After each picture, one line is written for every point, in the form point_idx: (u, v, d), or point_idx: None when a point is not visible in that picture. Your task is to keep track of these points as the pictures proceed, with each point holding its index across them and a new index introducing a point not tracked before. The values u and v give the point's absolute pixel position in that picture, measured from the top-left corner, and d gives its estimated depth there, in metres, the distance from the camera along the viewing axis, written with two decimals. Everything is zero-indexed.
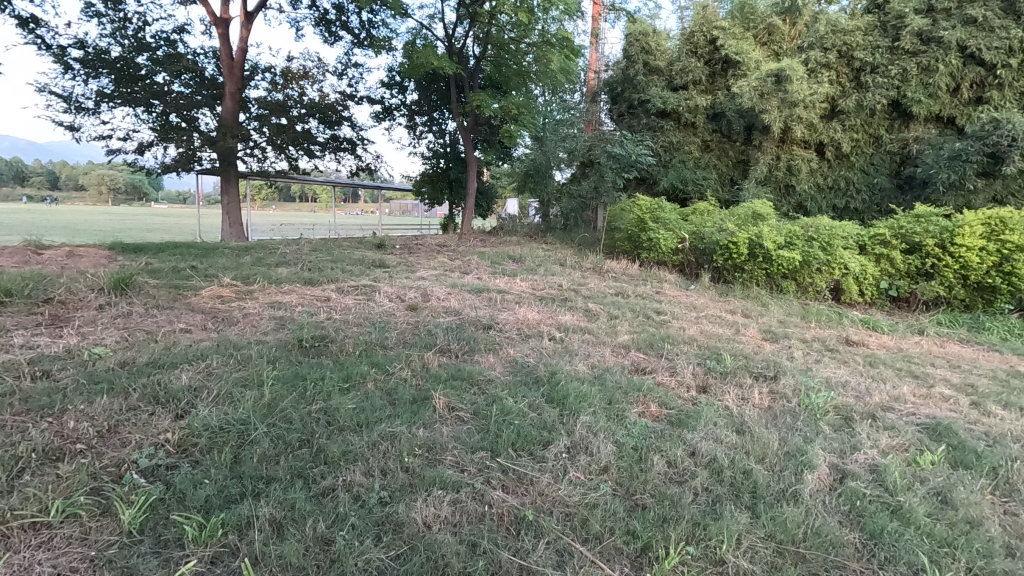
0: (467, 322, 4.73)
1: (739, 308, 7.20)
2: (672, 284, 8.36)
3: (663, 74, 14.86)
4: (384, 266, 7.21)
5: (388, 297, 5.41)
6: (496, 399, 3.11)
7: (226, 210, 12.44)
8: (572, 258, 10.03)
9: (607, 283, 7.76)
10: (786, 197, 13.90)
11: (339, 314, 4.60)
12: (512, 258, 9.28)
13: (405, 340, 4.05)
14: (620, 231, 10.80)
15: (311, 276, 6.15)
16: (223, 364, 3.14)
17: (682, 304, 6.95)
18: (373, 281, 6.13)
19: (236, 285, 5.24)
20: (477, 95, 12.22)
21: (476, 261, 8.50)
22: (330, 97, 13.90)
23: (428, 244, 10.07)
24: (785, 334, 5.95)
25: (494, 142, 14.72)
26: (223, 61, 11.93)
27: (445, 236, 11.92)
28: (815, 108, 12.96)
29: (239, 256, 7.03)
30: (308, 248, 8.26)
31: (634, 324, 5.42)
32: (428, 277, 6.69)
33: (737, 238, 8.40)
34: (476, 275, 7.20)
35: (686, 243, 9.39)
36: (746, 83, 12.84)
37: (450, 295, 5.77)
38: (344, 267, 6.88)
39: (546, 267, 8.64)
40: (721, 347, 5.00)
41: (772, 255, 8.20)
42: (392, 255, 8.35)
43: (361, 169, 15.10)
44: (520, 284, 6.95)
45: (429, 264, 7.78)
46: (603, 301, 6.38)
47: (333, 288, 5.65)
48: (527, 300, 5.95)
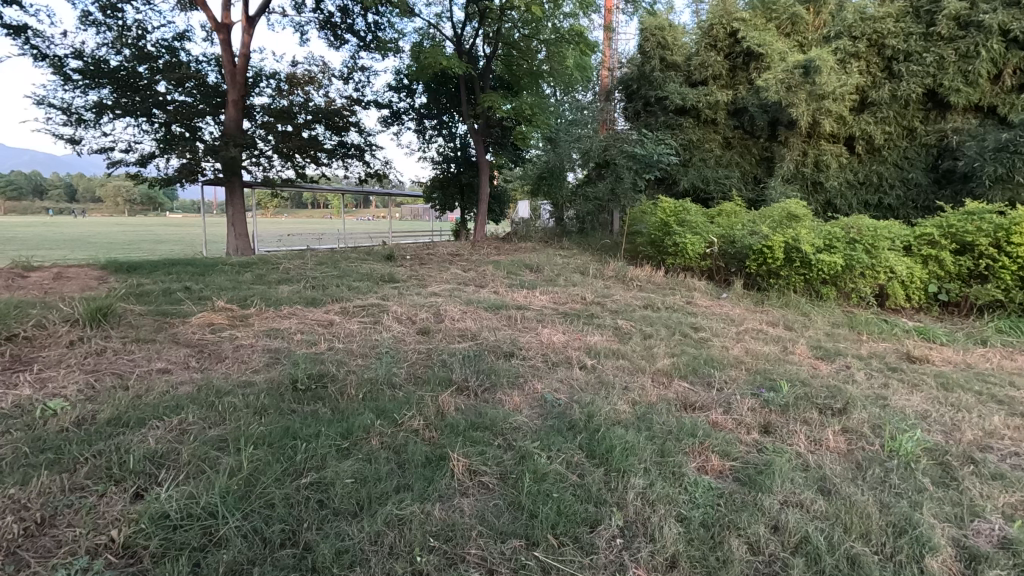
0: (485, 348, 4.20)
1: (780, 319, 6.59)
2: (703, 293, 7.77)
3: (681, 70, 14.24)
4: (393, 281, 6.72)
5: (397, 320, 4.90)
6: (526, 457, 2.57)
7: (232, 221, 12.04)
8: (592, 265, 9.48)
9: (634, 294, 7.19)
10: (814, 195, 13.21)
11: (342, 343, 4.09)
12: (529, 267, 8.75)
13: (416, 375, 3.52)
14: (643, 235, 10.22)
15: (314, 295, 5.67)
16: (202, 418, 2.64)
17: (718, 317, 6.36)
18: (382, 300, 5.63)
19: (230, 310, 4.76)
20: (488, 95, 11.68)
21: (491, 272, 7.98)
22: (336, 102, 13.47)
23: (440, 253, 9.58)
24: (837, 351, 5.34)
25: (506, 145, 14.17)
26: (226, 67, 11.52)
27: (458, 243, 11.43)
28: (845, 101, 12.28)
29: (239, 273, 6.58)
30: (314, 262, 7.80)
31: (672, 344, 4.86)
32: (440, 293, 6.18)
33: (772, 242, 7.77)
34: (493, 289, 6.68)
35: (714, 248, 8.77)
36: (771, 76, 12.16)
37: (465, 314, 5.26)
38: (350, 283, 6.39)
39: (566, 276, 8.10)
40: (773, 370, 4.42)
41: (810, 259, 7.57)
42: (403, 267, 7.86)
43: (369, 176, 14.67)
44: (540, 298, 6.41)
45: (441, 277, 7.28)
46: (632, 316, 5.81)
47: (337, 310, 5.15)
48: (549, 318, 5.41)
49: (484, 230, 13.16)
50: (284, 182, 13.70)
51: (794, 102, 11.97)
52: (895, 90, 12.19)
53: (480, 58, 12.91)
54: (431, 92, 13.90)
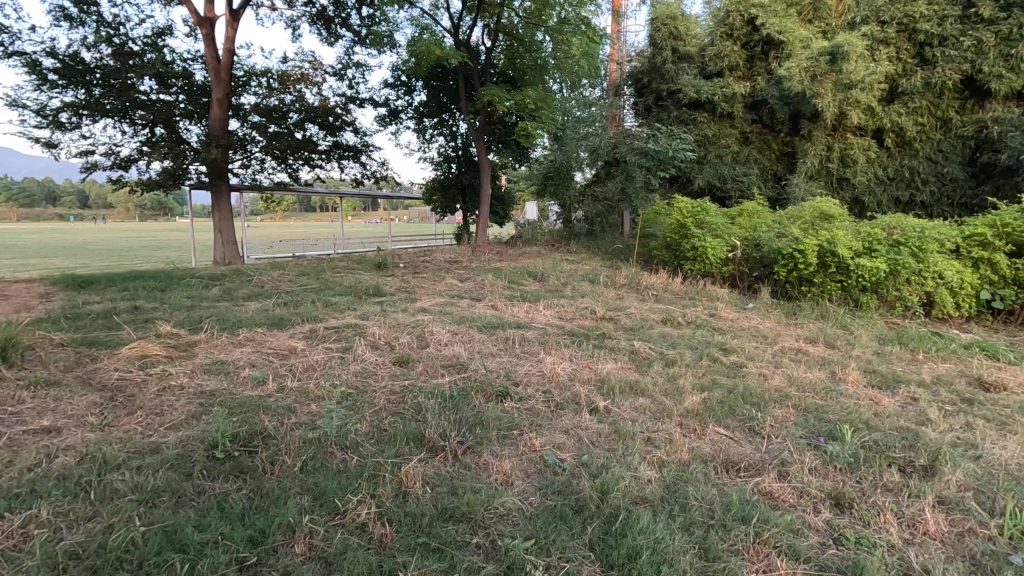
0: (472, 385, 3.41)
1: (819, 334, 5.76)
2: (727, 304, 6.95)
3: (694, 61, 13.40)
4: (378, 295, 5.98)
5: (373, 348, 4.13)
6: (514, 572, 1.80)
7: (218, 227, 11.35)
8: (603, 272, 8.68)
9: (651, 306, 6.39)
10: (840, 193, 12.31)
11: (297, 381, 3.33)
12: (534, 275, 7.96)
13: (381, 429, 2.76)
14: (657, 237, 9.42)
15: (283, 314, 4.94)
16: (54, 519, 1.87)
17: (749, 334, 5.53)
18: (360, 319, 4.88)
19: (174, 337, 4.02)
20: (488, 89, 10.89)
21: (491, 282, 7.21)
22: (330, 101, 12.78)
23: (437, 261, 8.83)
24: (895, 376, 4.51)
25: (510, 143, 13.40)
26: (209, 64, 10.86)
27: (458, 249, 10.67)
28: (874, 90, 11.39)
29: (206, 289, 5.86)
30: (295, 274, 7.08)
31: (700, 373, 4.05)
32: (430, 309, 5.43)
33: (804, 245, 6.91)
34: (491, 303, 5.91)
35: (738, 253, 7.92)
36: (794, 65, 11.26)
37: (455, 337, 4.48)
38: (330, 298, 5.65)
39: (574, 285, 7.31)
40: (828, 408, 3.60)
41: (849, 264, 6.72)
42: (393, 278, 7.11)
43: (367, 178, 13.97)
44: (545, 313, 5.61)
45: (433, 289, 6.52)
46: (649, 335, 5.01)
47: (303, 334, 4.39)
48: (553, 340, 4.62)
49: (487, 233, 12.37)
50: (277, 185, 13.04)
51: (820, 92, 11.08)
52: (928, 77, 11.28)
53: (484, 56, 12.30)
54: (431, 89, 13.20)
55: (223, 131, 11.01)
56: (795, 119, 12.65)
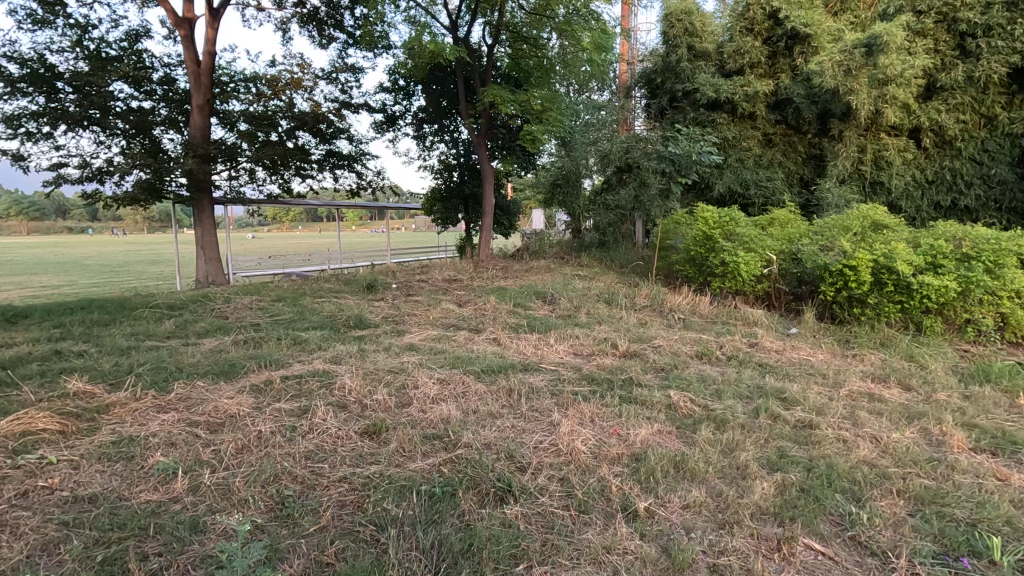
0: (462, 474, 2.49)
1: (886, 370, 4.81)
2: (767, 330, 5.99)
3: (712, 59, 12.50)
4: (360, 328, 5.09)
5: (339, 411, 3.21)
6: None
7: (201, 243, 10.54)
8: (620, 290, 7.75)
9: (681, 336, 5.45)
10: (874, 198, 11.33)
11: (222, 472, 2.43)
12: (542, 297, 7.04)
13: (321, 571, 1.86)
14: (679, 250, 8.48)
15: (237, 358, 4.04)
16: None
17: (804, 373, 4.56)
18: (331, 364, 3.98)
19: (83, 399, 3.14)
20: (491, 89, 10.00)
21: (494, 306, 6.30)
22: (323, 107, 12.00)
23: (436, 280, 7.95)
24: (1006, 433, 3.53)
25: (515, 149, 12.52)
26: (189, 67, 10.09)
27: (460, 264, 9.79)
28: (911, 85, 10.43)
29: (158, 322, 5.01)
30: (270, 300, 6.20)
31: (762, 440, 3.11)
32: (419, 346, 4.53)
33: (856, 261, 5.94)
34: (492, 336, 4.99)
35: (774, 268, 6.98)
36: (825, 59, 10.32)
37: (446, 389, 3.57)
38: (301, 334, 4.76)
39: (589, 309, 6.40)
40: (948, 497, 2.63)
41: (910, 282, 5.74)
42: (382, 304, 6.21)
43: (363, 188, 13.15)
44: (557, 350, 4.68)
45: (427, 318, 5.61)
46: (686, 380, 4.06)
47: (252, 390, 3.49)
48: (569, 391, 3.69)
49: (490, 246, 11.48)
50: (267, 198, 12.22)
51: (853, 89, 10.12)
52: (971, 71, 10.29)
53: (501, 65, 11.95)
54: (430, 93, 12.41)
55: (204, 139, 10.20)
56: (823, 118, 11.69)
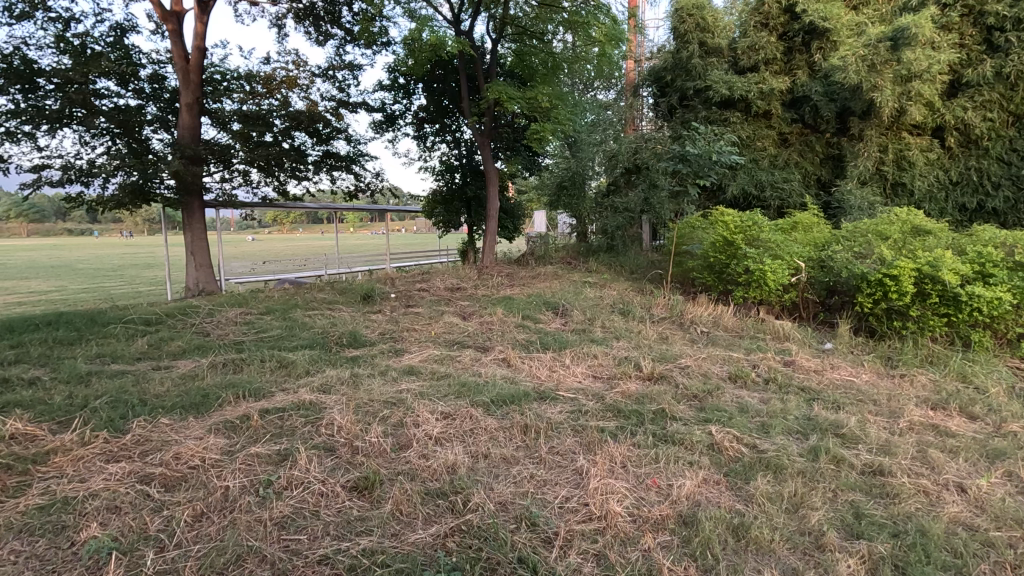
0: (473, 553, 1.99)
1: (943, 394, 4.30)
2: (800, 346, 5.47)
3: (724, 56, 12.00)
4: (354, 348, 4.58)
5: (324, 457, 2.71)
6: None
7: (191, 248, 10.03)
8: (635, 300, 7.23)
9: (708, 354, 4.94)
10: (896, 199, 10.82)
11: (168, 555, 1.92)
12: (552, 307, 6.54)
13: None
14: (696, 257, 7.96)
15: (211, 388, 3.52)
16: None
17: (853, 400, 4.04)
18: (319, 394, 3.48)
19: (17, 445, 2.62)
20: (495, 85, 9.43)
21: (501, 319, 5.79)
22: (319, 106, 11.49)
23: (439, 289, 7.43)
24: None
25: (520, 149, 12.01)
26: (178, 63, 9.58)
27: (462, 270, 9.28)
28: (937, 81, 9.92)
29: (129, 341, 4.50)
30: (257, 313, 5.71)
31: (831, 495, 2.59)
32: (420, 371, 4.02)
33: (898, 270, 5.40)
34: (501, 355, 4.48)
35: (803, 277, 6.45)
36: (847, 53, 9.79)
37: (450, 429, 3.06)
38: (287, 354, 4.25)
39: (604, 322, 5.89)
40: None
41: (959, 292, 5.21)
42: (379, 317, 5.71)
43: (361, 191, 12.64)
44: (575, 374, 4.17)
45: (428, 334, 5.10)
46: (725, 410, 3.55)
47: (226, 431, 2.97)
48: (594, 427, 3.18)
49: (494, 252, 10.97)
50: (261, 201, 11.71)
51: (878, 85, 9.57)
52: (1000, 66, 9.80)
53: (505, 62, 11.49)
54: (432, 92, 11.94)
55: (194, 139, 9.69)
56: (842, 117, 11.19)
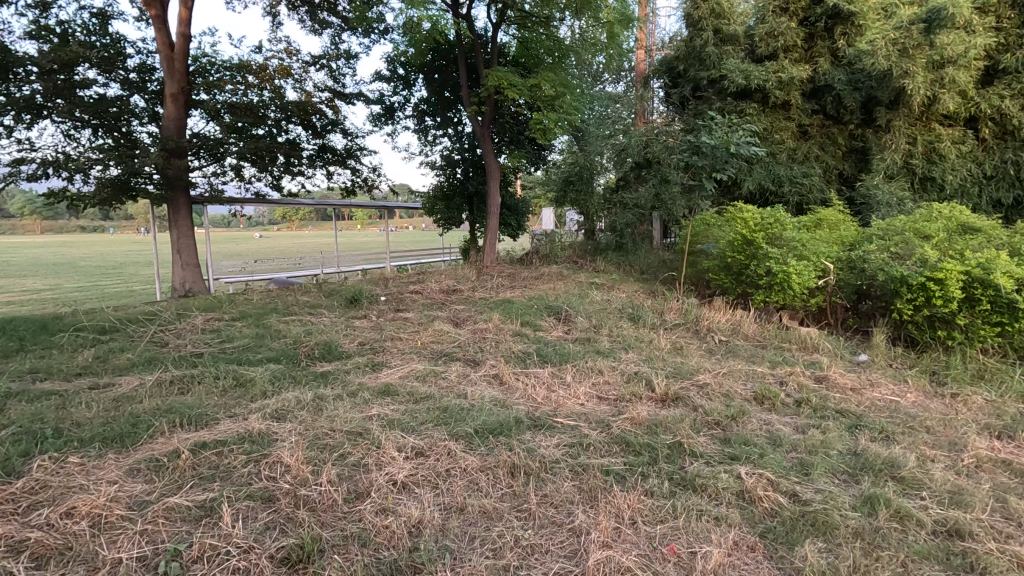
0: None
1: (1007, 419, 3.68)
2: (832, 358, 4.86)
3: (741, 44, 11.33)
4: (328, 362, 4.04)
5: (257, 513, 2.17)
6: None
7: (177, 246, 9.55)
8: (645, 304, 6.64)
9: (729, 369, 4.35)
10: (925, 195, 10.13)
11: None
12: (554, 312, 5.96)
13: None
14: (712, 256, 7.35)
15: (144, 414, 2.99)
16: None
17: (903, 427, 3.45)
18: (271, 423, 2.94)
19: None
20: (496, 72, 8.80)
21: (497, 327, 5.22)
22: (314, 97, 10.96)
23: (433, 292, 6.87)
24: None
25: (524, 142, 11.42)
26: (162, 52, 9.09)
27: (461, 270, 8.72)
28: (972, 67, 9.21)
29: (72, 353, 3.99)
30: (228, 319, 5.18)
31: (902, 570, 2.01)
32: (396, 391, 3.47)
33: (944, 272, 4.77)
34: (493, 372, 3.91)
35: (831, 279, 5.86)
36: (876, 36, 9.09)
37: (421, 470, 2.52)
38: (246, 369, 3.72)
39: (612, 330, 5.31)
40: None
41: (1016, 298, 4.58)
42: (362, 324, 5.16)
43: (358, 186, 12.12)
44: (576, 396, 3.59)
45: (413, 345, 4.55)
46: (755, 444, 2.96)
47: (146, 473, 2.45)
48: (597, 468, 2.63)
49: (495, 250, 10.42)
50: (253, 197, 11.24)
51: (910, 71, 8.86)
52: None
53: (509, 50, 10.90)
54: (432, 82, 11.39)
55: (179, 131, 9.21)
56: (867, 107, 10.49)
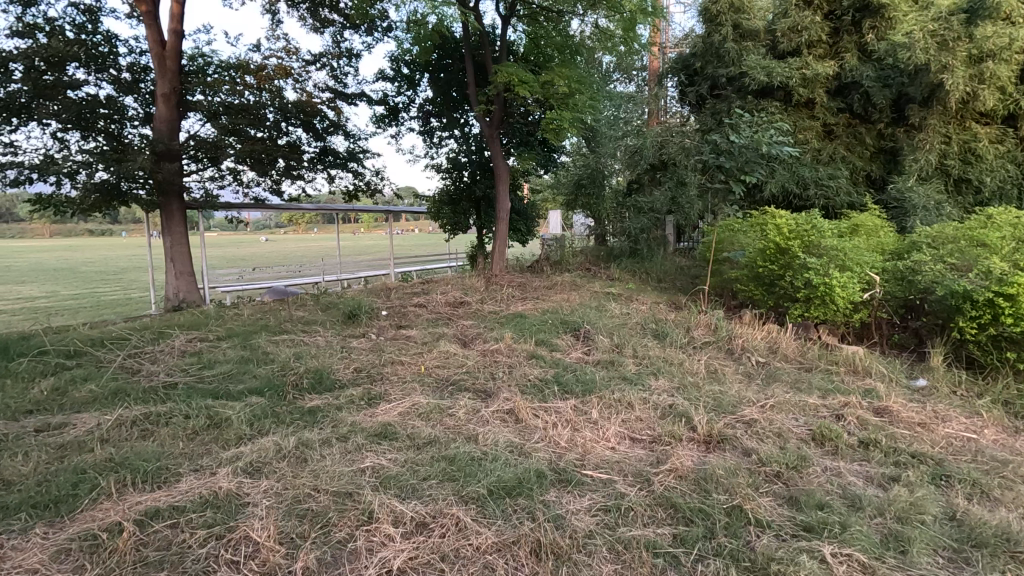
0: None
1: None
2: (888, 384, 4.31)
3: (762, 40, 10.78)
4: (316, 394, 3.53)
5: None
6: None
7: (170, 254, 9.09)
8: (670, 319, 6.08)
9: (776, 400, 3.81)
10: (960, 197, 9.55)
11: None
12: (571, 329, 5.43)
13: None
14: (740, 265, 6.80)
15: (89, 468, 2.48)
16: None
17: (995, 476, 2.91)
18: (244, 481, 2.43)
19: None
20: (504, 68, 8.30)
21: (509, 348, 4.70)
22: (315, 97, 10.49)
23: (438, 305, 6.36)
24: None
25: (534, 144, 10.92)
26: (154, 49, 8.65)
27: (469, 280, 8.20)
28: (1014, 61, 8.62)
29: (26, 385, 3.49)
30: (212, 339, 4.69)
31: None
32: (393, 434, 2.96)
33: (1016, 287, 4.21)
34: (507, 407, 3.39)
35: (877, 292, 5.33)
36: (910, 29, 8.52)
37: (423, 554, 2.00)
38: (223, 404, 3.22)
39: (637, 352, 4.77)
40: None
41: None
42: (359, 345, 4.65)
43: (361, 190, 11.66)
44: (605, 440, 3.07)
45: (416, 371, 4.03)
46: (831, 508, 2.42)
47: (76, 558, 1.94)
48: (642, 547, 2.11)
49: (504, 257, 9.92)
50: (252, 202, 10.80)
51: (948, 65, 8.29)
52: None
53: (518, 48, 10.41)
54: (438, 82, 10.91)
55: (172, 133, 8.76)
56: (897, 105, 9.92)
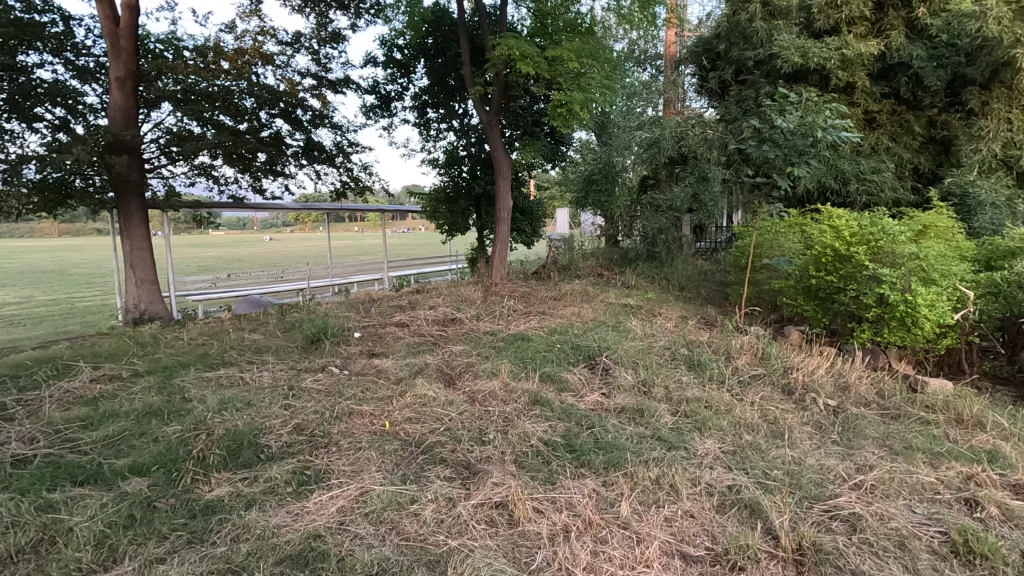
0: None
1: None
2: (1017, 443, 3.19)
3: (794, 18, 9.55)
4: (225, 473, 2.48)
5: None
6: None
7: (130, 259, 8.12)
8: (703, 341, 4.97)
9: (877, 476, 2.73)
10: None
11: None
12: (584, 359, 4.36)
13: None
14: (785, 274, 5.68)
15: None
16: None
17: None
18: None
19: None
20: (506, 40, 7.20)
21: (506, 389, 3.63)
22: (297, 84, 9.46)
23: (425, 324, 5.32)
24: None
25: (540, 135, 9.86)
26: (104, 27, 7.60)
27: (465, 290, 7.14)
28: None
29: None
30: (124, 379, 3.65)
31: None
32: (314, 559, 1.93)
33: None
34: (497, 497, 2.34)
35: (972, 312, 4.22)
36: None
37: None
38: (74, 503, 2.18)
39: (670, 395, 3.67)
40: None
41: None
42: (312, 386, 3.61)
43: (350, 188, 10.60)
44: (643, 564, 2.00)
45: (377, 429, 2.99)
46: None
47: None
48: None
49: (505, 263, 8.88)
50: (229, 201, 9.74)
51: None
52: None
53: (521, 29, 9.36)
54: (434, 68, 9.83)
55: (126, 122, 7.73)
56: (953, 88, 8.74)
